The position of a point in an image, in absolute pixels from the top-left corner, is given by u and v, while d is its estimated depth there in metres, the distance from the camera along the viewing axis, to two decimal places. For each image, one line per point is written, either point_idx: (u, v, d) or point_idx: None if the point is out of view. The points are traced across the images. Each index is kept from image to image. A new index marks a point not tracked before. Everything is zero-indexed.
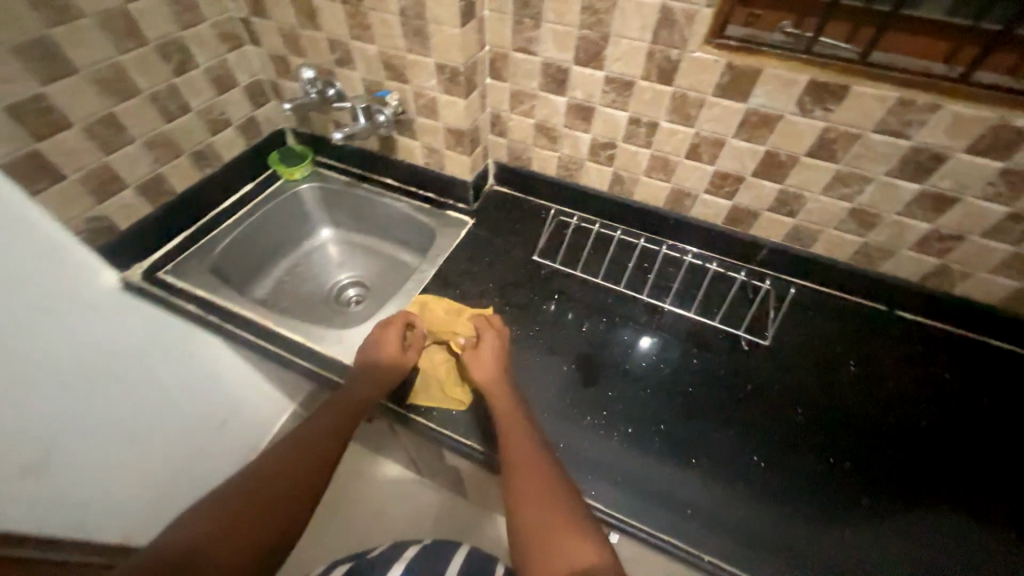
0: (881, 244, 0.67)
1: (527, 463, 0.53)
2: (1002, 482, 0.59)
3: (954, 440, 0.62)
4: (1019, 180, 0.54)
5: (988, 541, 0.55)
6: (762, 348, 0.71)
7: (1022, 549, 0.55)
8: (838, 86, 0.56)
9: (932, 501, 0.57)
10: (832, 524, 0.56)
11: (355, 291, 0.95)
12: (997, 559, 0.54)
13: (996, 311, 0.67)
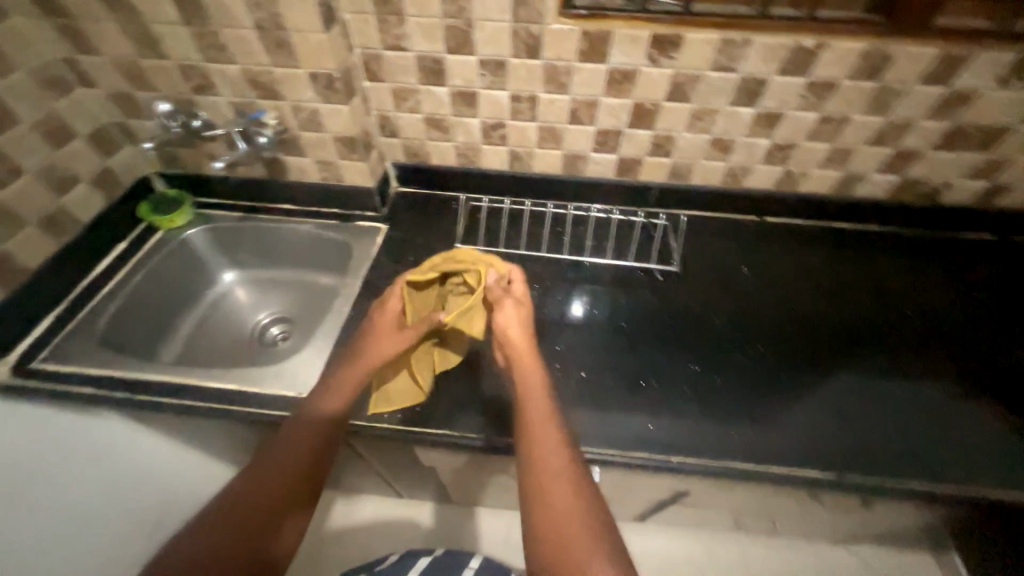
0: (739, 164, 0.83)
1: (545, 459, 0.55)
2: (862, 325, 0.79)
3: (806, 300, 0.83)
4: (818, 90, 0.72)
5: (867, 371, 0.74)
6: (673, 274, 0.84)
7: (889, 369, 0.74)
8: (675, 36, 0.67)
9: (823, 355, 0.75)
10: (759, 396, 0.70)
11: (278, 329, 0.92)
12: (879, 381, 0.73)
13: (827, 203, 0.88)
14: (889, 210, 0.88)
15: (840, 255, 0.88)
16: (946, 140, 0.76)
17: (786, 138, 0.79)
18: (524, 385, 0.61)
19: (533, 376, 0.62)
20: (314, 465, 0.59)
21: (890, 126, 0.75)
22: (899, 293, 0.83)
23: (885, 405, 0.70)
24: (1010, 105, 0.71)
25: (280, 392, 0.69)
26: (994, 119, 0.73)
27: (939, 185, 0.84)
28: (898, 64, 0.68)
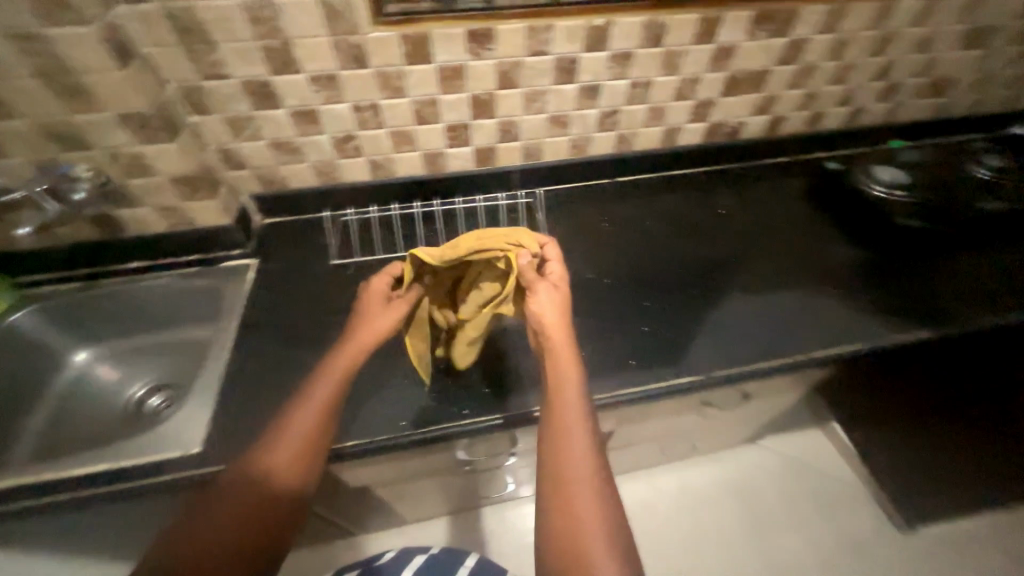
0: (580, 135, 0.93)
1: (568, 457, 0.57)
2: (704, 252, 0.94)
3: (661, 243, 0.96)
4: (621, 60, 0.83)
5: (715, 287, 0.88)
6: None
7: (728, 281, 0.89)
8: (486, 30, 0.74)
9: (680, 283, 0.89)
10: (636, 328, 0.81)
11: (156, 398, 0.84)
12: (723, 293, 0.87)
13: (661, 156, 1.02)
14: (712, 154, 1.05)
15: (683, 199, 1.04)
16: (729, 87, 0.93)
17: (610, 105, 0.90)
18: (558, 387, 0.60)
19: (568, 381, 0.60)
20: (305, 460, 0.58)
21: (686, 81, 0.89)
22: (734, 221, 1.01)
23: (738, 309, 0.84)
24: (764, 51, 0.88)
25: (158, 455, 0.64)
26: (757, 64, 0.90)
27: (737, 124, 1.01)
28: (674, 29, 0.81)
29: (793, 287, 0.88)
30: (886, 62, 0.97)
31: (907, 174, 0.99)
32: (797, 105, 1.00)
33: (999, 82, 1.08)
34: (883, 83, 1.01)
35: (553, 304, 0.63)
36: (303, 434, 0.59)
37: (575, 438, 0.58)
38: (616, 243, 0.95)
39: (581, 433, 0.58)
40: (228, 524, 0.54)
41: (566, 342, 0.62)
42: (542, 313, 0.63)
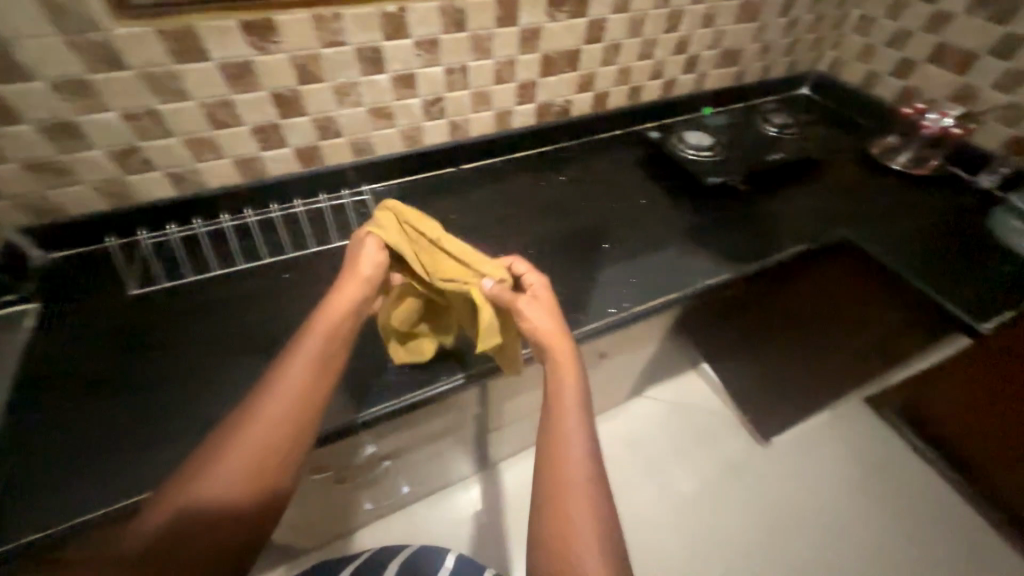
0: (408, 125, 0.92)
1: (565, 463, 0.56)
2: (558, 226, 0.98)
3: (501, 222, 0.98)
4: (427, 47, 0.83)
5: (567, 258, 0.92)
6: None
7: (579, 250, 0.94)
8: (262, 21, 0.70)
9: (532, 258, 0.92)
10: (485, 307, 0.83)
11: None
12: (574, 262, 0.92)
13: (504, 139, 1.05)
14: (548, 133, 1.09)
15: (524, 177, 1.08)
16: (546, 68, 0.97)
17: (431, 94, 0.89)
18: (559, 393, 0.62)
19: (569, 386, 0.62)
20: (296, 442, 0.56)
21: (501, 64, 0.91)
22: (571, 193, 1.06)
23: (573, 277, 0.89)
24: (569, 31, 0.93)
25: None
26: (566, 44, 0.94)
27: (564, 103, 1.06)
28: (473, 13, 0.82)
29: (624, 248, 0.95)
30: (682, 37, 1.08)
31: (711, 136, 1.11)
32: (615, 81, 1.08)
33: (778, 50, 1.26)
34: (685, 56, 1.12)
35: (544, 310, 0.65)
36: (298, 391, 0.58)
37: (574, 442, 0.58)
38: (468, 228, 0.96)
39: (584, 436, 0.59)
40: (225, 489, 0.52)
41: (566, 350, 0.64)
42: (537, 320, 0.65)
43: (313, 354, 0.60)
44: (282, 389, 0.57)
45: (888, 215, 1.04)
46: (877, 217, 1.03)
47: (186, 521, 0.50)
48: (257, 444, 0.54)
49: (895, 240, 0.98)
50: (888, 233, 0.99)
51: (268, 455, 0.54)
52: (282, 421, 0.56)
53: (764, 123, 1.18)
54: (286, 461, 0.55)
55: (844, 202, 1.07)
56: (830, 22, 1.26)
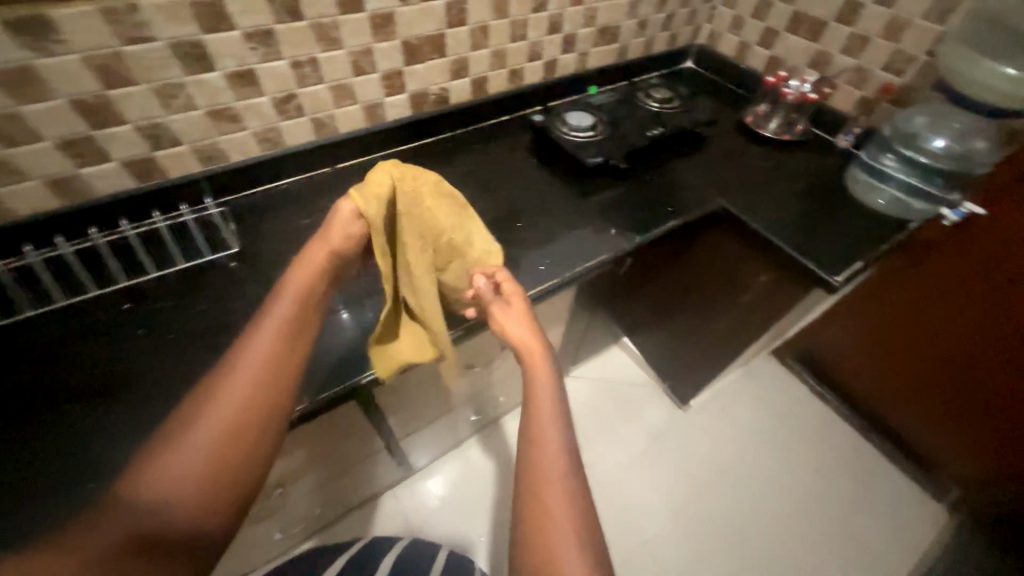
0: (261, 127, 0.85)
1: (544, 445, 0.58)
2: None
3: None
4: (262, 39, 0.75)
5: None
6: (235, 254, 0.83)
7: None
8: (36, 17, 0.60)
9: None
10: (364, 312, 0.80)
11: None
12: None
13: (379, 134, 0.99)
14: (431, 122, 1.05)
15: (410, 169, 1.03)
16: (409, 55, 0.92)
17: (279, 91, 0.82)
18: (535, 386, 0.63)
19: (542, 378, 0.64)
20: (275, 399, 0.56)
21: (356, 54, 0.85)
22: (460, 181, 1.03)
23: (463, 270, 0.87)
24: (426, 15, 0.88)
25: None
26: (426, 28, 0.90)
27: (440, 91, 1.02)
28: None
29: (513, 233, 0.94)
30: (554, 16, 1.06)
31: (594, 116, 1.11)
32: (491, 65, 1.05)
33: (656, 24, 1.28)
34: (561, 36, 1.11)
35: (516, 321, 0.69)
36: (271, 358, 0.57)
37: (548, 426, 0.60)
38: None
39: (558, 421, 0.61)
40: (205, 460, 0.50)
41: (539, 350, 0.67)
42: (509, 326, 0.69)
43: (280, 322, 0.60)
44: (250, 359, 0.57)
45: (760, 180, 1.10)
46: (749, 182, 1.09)
47: (160, 503, 0.47)
48: (234, 414, 0.53)
49: (766, 203, 1.04)
50: (759, 197, 1.05)
51: (247, 424, 0.53)
52: (257, 388, 0.55)
53: (647, 98, 1.20)
54: (267, 428, 0.54)
55: (723, 171, 1.12)
56: None
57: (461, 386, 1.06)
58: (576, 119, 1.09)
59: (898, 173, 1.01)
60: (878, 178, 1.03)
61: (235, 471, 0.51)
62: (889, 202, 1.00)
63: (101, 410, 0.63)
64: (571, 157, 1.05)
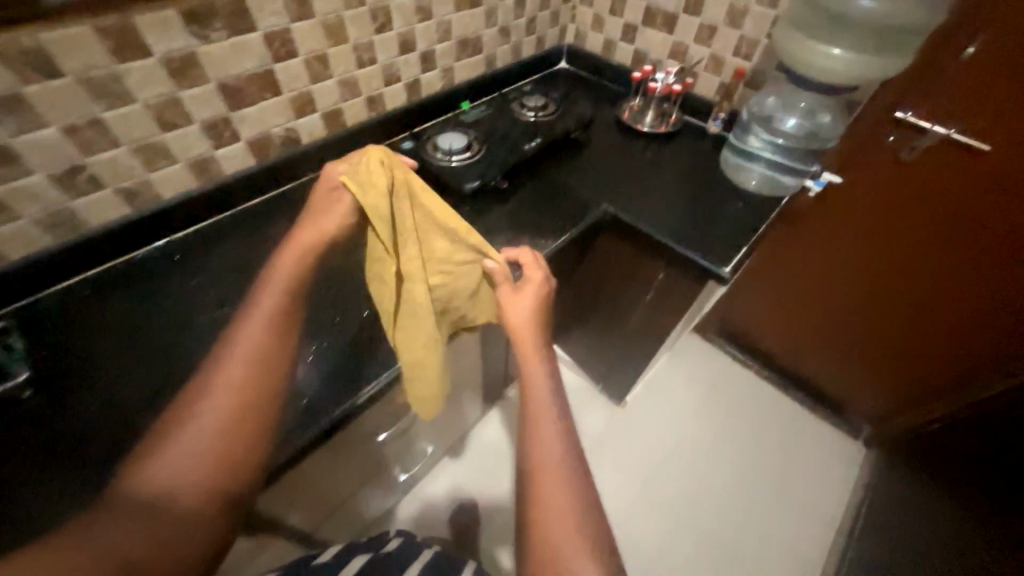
0: (45, 210, 0.68)
1: (548, 467, 0.59)
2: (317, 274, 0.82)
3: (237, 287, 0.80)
4: (9, 108, 0.59)
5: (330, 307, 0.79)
6: (26, 381, 0.63)
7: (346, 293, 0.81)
8: None
9: None
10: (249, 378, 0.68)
11: None
12: (340, 306, 0.79)
13: (222, 187, 0.86)
14: (283, 167, 0.93)
15: (267, 222, 0.91)
16: (232, 98, 0.79)
17: (59, 164, 0.66)
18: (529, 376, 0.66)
19: (535, 369, 0.66)
20: (264, 386, 0.60)
21: (158, 106, 0.71)
22: None
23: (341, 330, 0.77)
24: (241, 51, 0.75)
25: None
26: (245, 66, 0.77)
27: (285, 132, 0.89)
28: (64, 52, 0.60)
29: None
30: (403, 34, 0.97)
31: (466, 134, 1.05)
32: (342, 95, 0.94)
33: (520, 30, 1.24)
34: (417, 54, 1.03)
35: (529, 305, 0.70)
36: (257, 355, 0.62)
37: (548, 446, 0.60)
38: (192, 309, 0.76)
39: (561, 440, 0.61)
40: (203, 450, 0.54)
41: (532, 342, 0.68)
42: (516, 309, 0.70)
43: (265, 320, 0.65)
44: (239, 355, 0.61)
45: (643, 175, 1.10)
46: (634, 179, 1.08)
47: (162, 489, 0.52)
48: (227, 406, 0.57)
49: (651, 199, 1.03)
50: (644, 193, 1.05)
51: (240, 416, 0.57)
52: (244, 383, 0.59)
53: (521, 108, 1.15)
54: (259, 420, 0.59)
55: (607, 170, 1.10)
56: None
57: (373, 453, 0.95)
58: (447, 142, 1.01)
59: (763, 153, 1.06)
60: (745, 159, 1.08)
61: (232, 456, 0.56)
62: (758, 181, 1.05)
63: (30, 507, 0.53)
64: (447, 184, 0.97)
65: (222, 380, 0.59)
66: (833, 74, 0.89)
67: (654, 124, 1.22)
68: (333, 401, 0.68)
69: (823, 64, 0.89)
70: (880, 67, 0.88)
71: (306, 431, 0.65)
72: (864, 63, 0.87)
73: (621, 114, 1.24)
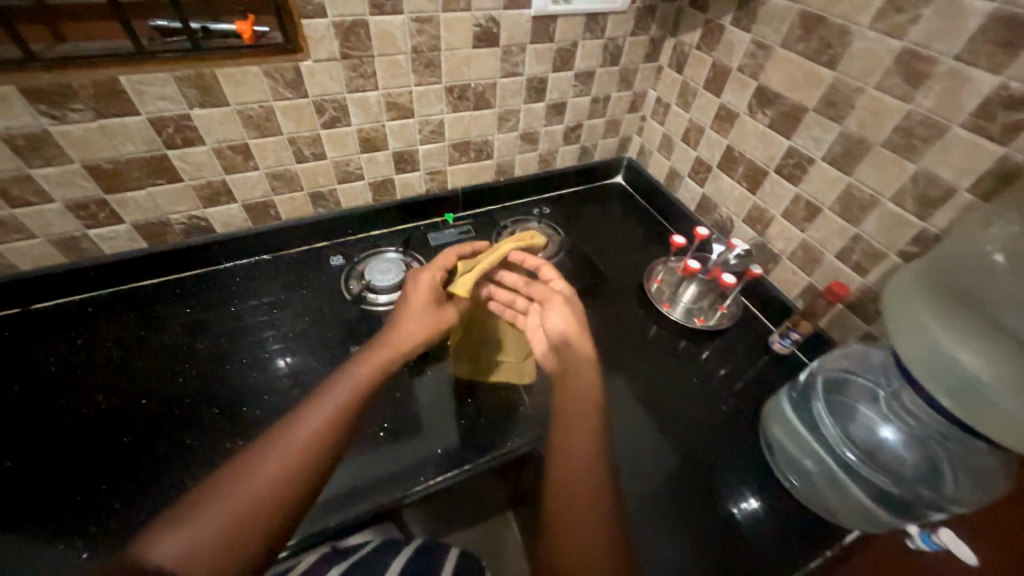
0: None
1: (576, 467, 0.56)
2: (137, 412, 0.65)
3: (34, 398, 0.65)
4: None
5: (122, 463, 0.60)
6: None
7: (152, 446, 0.61)
8: None
9: (64, 470, 0.58)
10: (90, 519, 0.55)
11: None
12: (137, 460, 0.60)
13: (107, 262, 0.74)
14: (186, 253, 0.79)
15: (137, 314, 0.76)
16: (110, 181, 0.65)
17: None
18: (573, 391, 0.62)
19: (581, 387, 0.63)
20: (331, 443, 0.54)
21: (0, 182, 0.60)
22: (193, 344, 0.74)
23: (96, 511, 0.55)
24: (118, 135, 0.62)
25: None
26: (128, 150, 0.63)
27: (189, 220, 0.75)
28: None
29: (198, 443, 0.62)
30: (368, 131, 0.77)
31: (410, 258, 0.86)
32: (274, 188, 0.77)
33: (555, 137, 0.96)
34: (388, 153, 0.82)
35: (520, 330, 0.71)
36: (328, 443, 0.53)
37: (579, 451, 0.58)
38: None
39: (590, 454, 0.58)
40: (222, 528, 0.45)
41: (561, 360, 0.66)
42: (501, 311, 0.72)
43: (334, 408, 0.56)
44: (304, 422, 0.54)
45: (639, 389, 0.75)
46: (615, 391, 0.74)
47: (189, 546, 0.44)
48: (269, 485, 0.49)
49: (620, 435, 0.69)
50: (617, 424, 0.70)
51: (282, 493, 0.49)
52: (299, 463, 0.51)
53: None
54: (291, 511, 0.49)
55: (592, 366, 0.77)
56: (623, 103, 0.97)
57: None
58: (374, 276, 0.82)
59: (848, 452, 0.62)
60: (828, 450, 0.63)
61: (242, 544, 0.45)
62: (839, 501, 0.61)
63: None
64: (343, 336, 0.77)
65: (289, 429, 0.53)
66: (927, 374, 0.50)
67: (696, 308, 0.85)
68: (408, 479, 0.61)
69: (912, 339, 0.52)
70: (993, 427, 0.45)
71: (387, 486, 0.61)
72: (983, 395, 0.46)
73: (653, 278, 0.89)
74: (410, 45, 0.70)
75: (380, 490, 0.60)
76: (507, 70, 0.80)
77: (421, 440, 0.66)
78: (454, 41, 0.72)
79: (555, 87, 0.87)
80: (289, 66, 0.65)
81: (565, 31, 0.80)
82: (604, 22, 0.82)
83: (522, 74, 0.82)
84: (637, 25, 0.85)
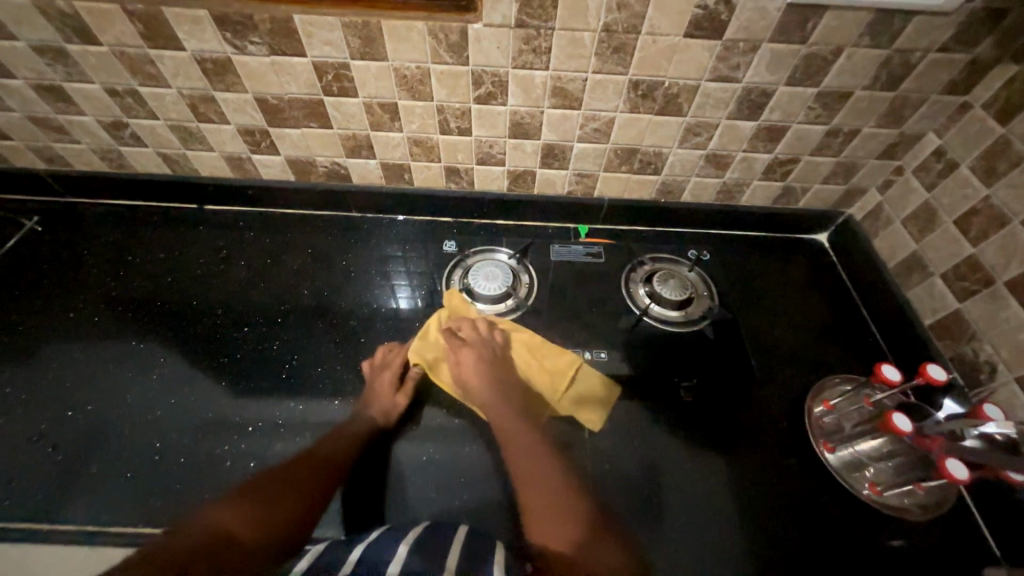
0: (100, 146, 0.73)
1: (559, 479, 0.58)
2: (239, 337, 0.70)
3: (178, 291, 0.75)
4: (58, 57, 0.60)
5: (214, 382, 0.66)
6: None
7: (238, 378, 0.66)
8: None
9: (175, 368, 0.67)
10: (175, 426, 0.62)
11: None
12: (223, 386, 0.65)
13: (260, 186, 0.79)
14: (323, 196, 0.81)
15: (271, 240, 0.82)
16: (273, 116, 0.67)
17: (103, 115, 0.68)
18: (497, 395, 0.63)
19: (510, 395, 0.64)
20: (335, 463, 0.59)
21: (192, 97, 0.65)
22: (301, 285, 0.77)
23: (182, 420, 0.62)
24: (286, 73, 0.61)
25: None
26: (289, 90, 0.63)
27: (331, 165, 0.75)
28: (97, 23, 0.56)
29: (272, 390, 0.65)
30: (522, 115, 0.66)
31: (521, 270, 0.76)
32: (411, 154, 0.72)
33: (753, 168, 0.72)
34: (537, 144, 0.70)
35: (480, 380, 0.64)
36: (322, 458, 0.59)
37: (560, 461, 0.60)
38: (143, 292, 0.75)
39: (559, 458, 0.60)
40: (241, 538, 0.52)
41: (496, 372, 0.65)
42: (468, 388, 0.65)
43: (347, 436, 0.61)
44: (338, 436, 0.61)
45: (753, 534, 0.57)
46: (715, 527, 0.57)
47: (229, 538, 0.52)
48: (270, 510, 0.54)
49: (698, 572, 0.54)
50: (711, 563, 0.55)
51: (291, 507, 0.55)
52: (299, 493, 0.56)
53: (640, 285, 0.75)
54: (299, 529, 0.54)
55: (694, 480, 0.60)
56: (876, 145, 0.67)
57: None
58: (476, 281, 0.74)
59: None
60: None
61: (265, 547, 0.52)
62: None
63: None
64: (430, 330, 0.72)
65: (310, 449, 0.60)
66: None
67: (871, 466, 0.60)
68: (441, 483, 0.58)
69: None
70: None
71: (420, 475, 0.59)
72: None
73: (821, 399, 0.65)
74: (603, 21, 0.55)
75: (415, 492, 0.58)
76: (720, 72, 0.59)
77: (466, 447, 0.61)
78: (661, 24, 0.55)
79: (781, 106, 0.63)
80: (457, 27, 0.56)
81: (830, 32, 0.55)
82: (901, 25, 0.54)
83: (738, 81, 0.60)
84: (956, 37, 0.55)
